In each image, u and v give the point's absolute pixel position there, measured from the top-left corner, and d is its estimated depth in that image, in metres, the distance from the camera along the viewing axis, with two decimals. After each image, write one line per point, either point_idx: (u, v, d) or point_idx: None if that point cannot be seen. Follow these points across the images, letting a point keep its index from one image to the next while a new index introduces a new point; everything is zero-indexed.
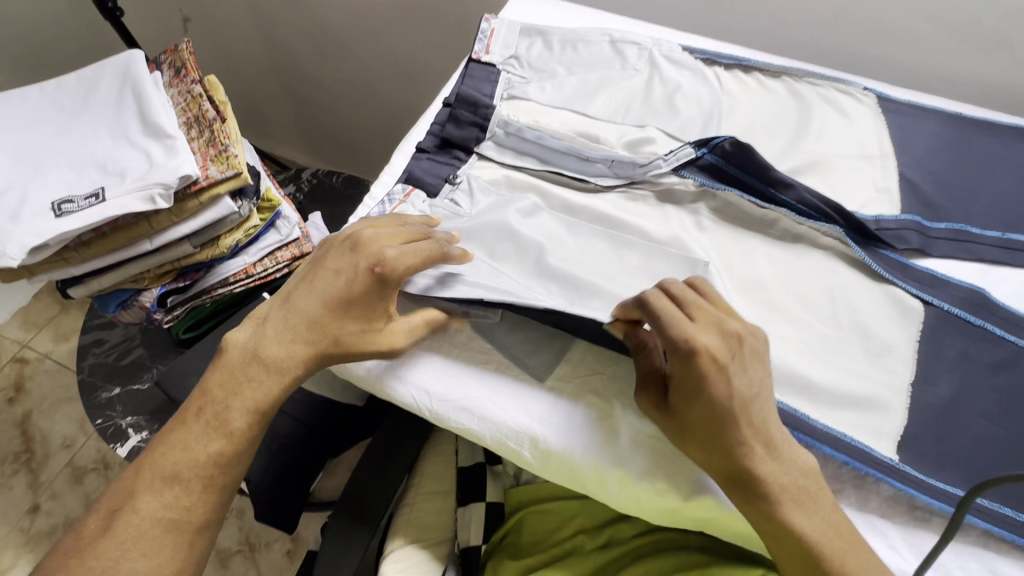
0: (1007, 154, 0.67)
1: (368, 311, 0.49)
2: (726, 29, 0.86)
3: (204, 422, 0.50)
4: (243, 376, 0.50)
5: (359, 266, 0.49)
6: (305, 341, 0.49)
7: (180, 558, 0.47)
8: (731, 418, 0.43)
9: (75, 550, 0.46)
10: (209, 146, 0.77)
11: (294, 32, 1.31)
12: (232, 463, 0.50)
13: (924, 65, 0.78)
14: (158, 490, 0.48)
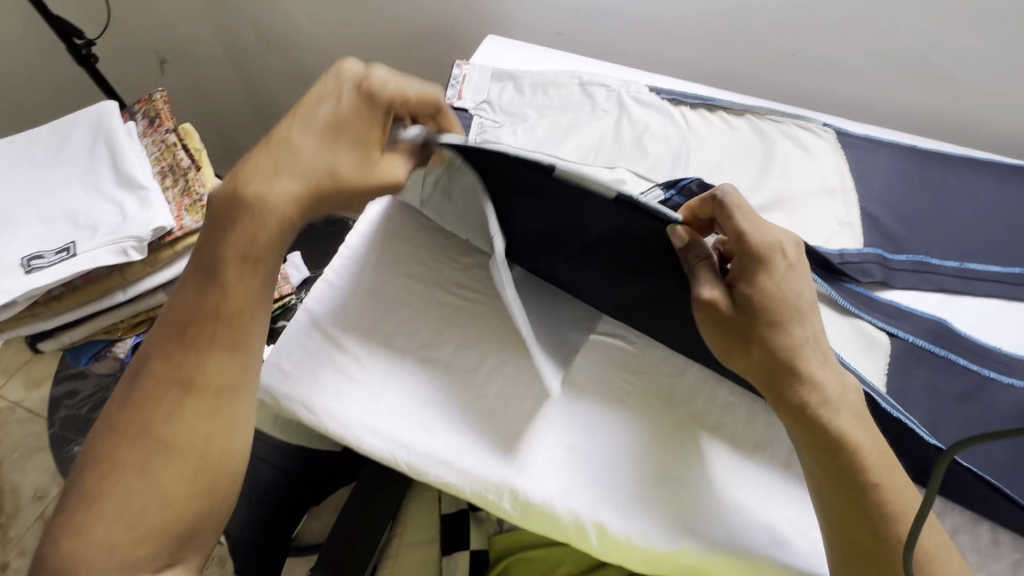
0: (960, 184, 0.70)
1: (367, 141, 0.51)
2: (692, 68, 0.89)
3: (204, 277, 0.48)
4: (233, 221, 0.48)
5: (347, 91, 0.50)
6: (298, 176, 0.48)
7: (214, 422, 0.46)
8: (796, 312, 0.47)
9: (107, 431, 0.45)
10: (184, 195, 0.76)
11: (271, 71, 1.32)
12: (243, 317, 0.48)
13: (879, 99, 0.82)
14: (175, 355, 0.47)
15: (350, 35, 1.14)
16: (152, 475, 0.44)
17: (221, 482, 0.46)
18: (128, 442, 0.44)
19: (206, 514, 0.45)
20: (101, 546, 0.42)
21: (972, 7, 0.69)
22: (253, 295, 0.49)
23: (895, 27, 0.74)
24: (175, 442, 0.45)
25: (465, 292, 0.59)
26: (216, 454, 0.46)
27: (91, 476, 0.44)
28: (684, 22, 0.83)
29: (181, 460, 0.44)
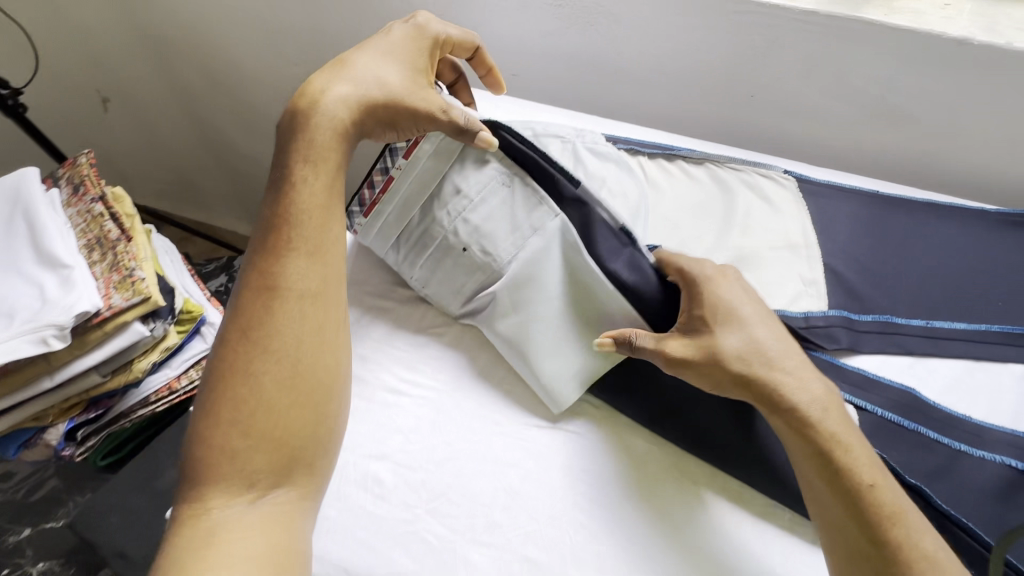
0: (925, 234, 0.68)
1: (416, 66, 0.56)
2: (650, 112, 0.86)
3: (286, 181, 0.50)
4: (301, 127, 0.51)
5: (408, 29, 0.58)
6: (354, 83, 0.52)
7: (306, 328, 0.47)
8: (752, 333, 0.48)
9: (223, 338, 0.47)
10: (112, 271, 0.71)
11: (220, 109, 1.25)
12: (318, 225, 0.50)
13: (840, 140, 0.80)
14: (275, 263, 0.48)
15: (300, 77, 1.09)
16: (260, 385, 0.45)
17: (319, 395, 0.47)
18: (235, 356, 0.46)
19: (311, 426, 0.46)
20: (223, 452, 0.43)
21: (930, 52, 0.67)
22: (321, 197, 0.50)
23: (854, 70, 0.72)
24: (275, 350, 0.46)
25: (411, 381, 0.55)
26: (310, 362, 0.47)
27: (214, 376, 0.46)
28: (639, 66, 0.81)
29: (280, 368, 0.45)
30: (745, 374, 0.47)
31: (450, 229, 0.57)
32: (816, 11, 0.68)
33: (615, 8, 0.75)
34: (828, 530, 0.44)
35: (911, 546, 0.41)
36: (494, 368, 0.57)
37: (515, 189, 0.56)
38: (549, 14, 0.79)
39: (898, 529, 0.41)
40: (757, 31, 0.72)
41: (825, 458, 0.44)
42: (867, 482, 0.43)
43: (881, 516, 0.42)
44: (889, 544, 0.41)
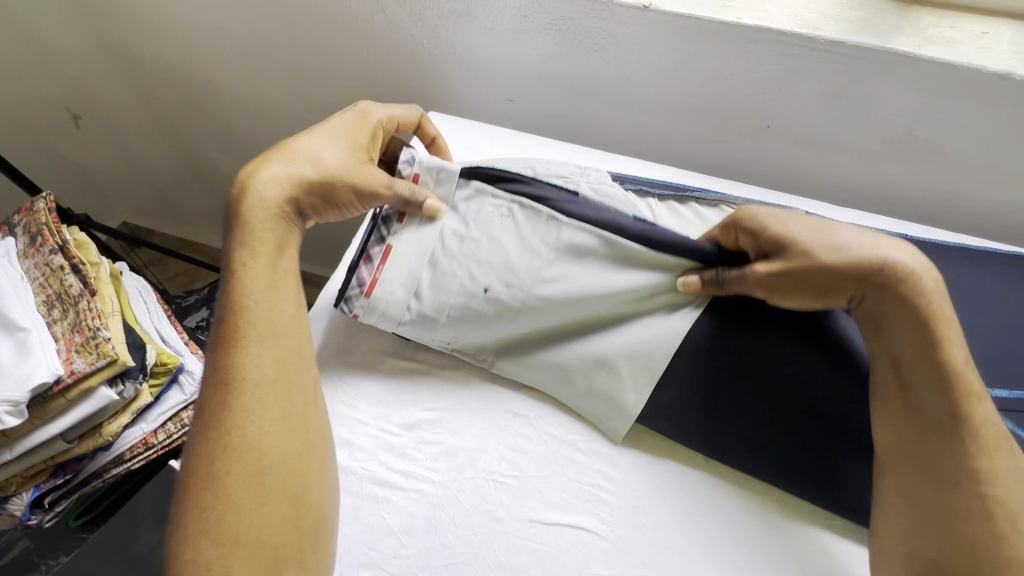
0: (958, 284, 0.63)
1: (359, 142, 0.52)
2: (658, 141, 0.80)
3: (232, 271, 0.47)
4: (238, 211, 0.47)
5: (351, 114, 0.55)
6: (287, 167, 0.49)
7: (268, 417, 0.44)
8: (829, 235, 0.46)
9: (189, 446, 0.44)
10: (75, 331, 0.65)
11: (197, 129, 1.17)
12: (267, 307, 0.46)
13: (863, 174, 0.74)
14: (226, 359, 0.45)
15: (277, 97, 1.00)
16: (226, 488, 0.42)
17: (293, 482, 0.44)
18: (198, 463, 0.42)
19: (286, 518, 0.43)
20: (198, 567, 0.40)
21: (967, 85, 0.61)
22: (270, 282, 0.47)
23: (882, 102, 0.66)
24: (237, 446, 0.43)
25: (403, 473, 0.50)
26: (277, 454, 0.44)
27: (182, 488, 0.43)
28: (646, 93, 0.74)
29: (244, 464, 0.42)
30: (845, 260, 0.44)
31: (463, 276, 0.53)
32: (842, 41, 0.62)
33: (620, 32, 0.68)
34: (911, 409, 0.43)
35: (987, 424, 0.42)
36: (494, 450, 0.51)
37: (518, 214, 0.54)
38: (548, 38, 0.72)
39: (980, 410, 0.42)
40: (777, 61, 0.66)
41: (932, 334, 0.42)
42: (964, 361, 0.42)
43: (974, 396, 0.41)
44: (974, 424, 0.41)
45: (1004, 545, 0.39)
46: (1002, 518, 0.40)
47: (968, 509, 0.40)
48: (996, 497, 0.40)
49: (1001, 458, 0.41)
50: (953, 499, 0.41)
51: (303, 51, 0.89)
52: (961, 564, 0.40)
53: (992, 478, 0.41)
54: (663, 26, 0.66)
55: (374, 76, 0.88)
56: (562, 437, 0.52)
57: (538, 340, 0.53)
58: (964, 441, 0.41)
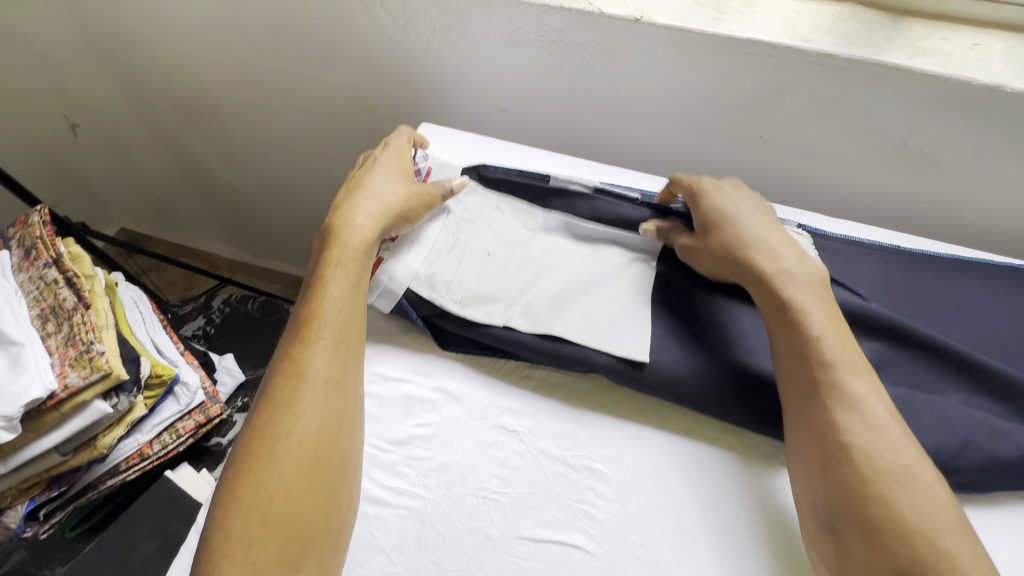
0: (951, 295, 0.63)
1: (410, 173, 0.60)
2: (652, 150, 0.80)
3: (318, 275, 0.52)
4: (330, 233, 0.53)
5: (390, 148, 0.61)
6: (375, 205, 0.55)
7: (325, 414, 0.46)
8: (743, 219, 0.55)
9: (248, 429, 0.47)
10: (69, 344, 0.65)
11: (193, 136, 1.17)
12: (344, 313, 0.50)
13: (857, 182, 0.74)
14: (302, 352, 0.48)
15: (273, 106, 1.01)
16: (280, 470, 0.44)
17: (337, 478, 0.45)
18: (255, 445, 0.45)
19: (325, 512, 0.44)
20: (238, 544, 0.41)
21: (959, 97, 0.61)
22: (347, 290, 0.51)
23: (875, 113, 0.66)
24: (295, 432, 0.45)
25: (394, 489, 0.50)
26: (331, 450, 0.45)
27: (237, 465, 0.45)
28: (640, 103, 0.74)
29: (301, 451, 0.44)
30: (753, 245, 0.53)
31: (471, 242, 0.60)
32: (835, 54, 0.62)
33: (612, 44, 0.68)
34: (784, 380, 0.49)
35: (844, 389, 0.45)
36: (484, 466, 0.51)
37: (505, 203, 0.63)
38: (541, 49, 0.72)
39: (838, 373, 0.46)
40: (769, 72, 0.65)
41: (786, 312, 0.49)
42: (814, 331, 0.47)
43: (823, 362, 0.46)
44: (830, 386, 0.45)
45: (867, 487, 0.41)
46: (864, 464, 0.42)
47: (834, 458, 0.43)
48: (852, 445, 0.43)
49: (855, 412, 0.44)
50: (824, 453, 0.44)
51: (298, 61, 0.89)
52: (841, 509, 0.42)
53: (849, 430, 0.44)
54: (656, 38, 0.65)
55: (369, 86, 0.88)
56: (553, 452, 0.52)
57: (543, 305, 0.56)
58: (822, 399, 0.45)
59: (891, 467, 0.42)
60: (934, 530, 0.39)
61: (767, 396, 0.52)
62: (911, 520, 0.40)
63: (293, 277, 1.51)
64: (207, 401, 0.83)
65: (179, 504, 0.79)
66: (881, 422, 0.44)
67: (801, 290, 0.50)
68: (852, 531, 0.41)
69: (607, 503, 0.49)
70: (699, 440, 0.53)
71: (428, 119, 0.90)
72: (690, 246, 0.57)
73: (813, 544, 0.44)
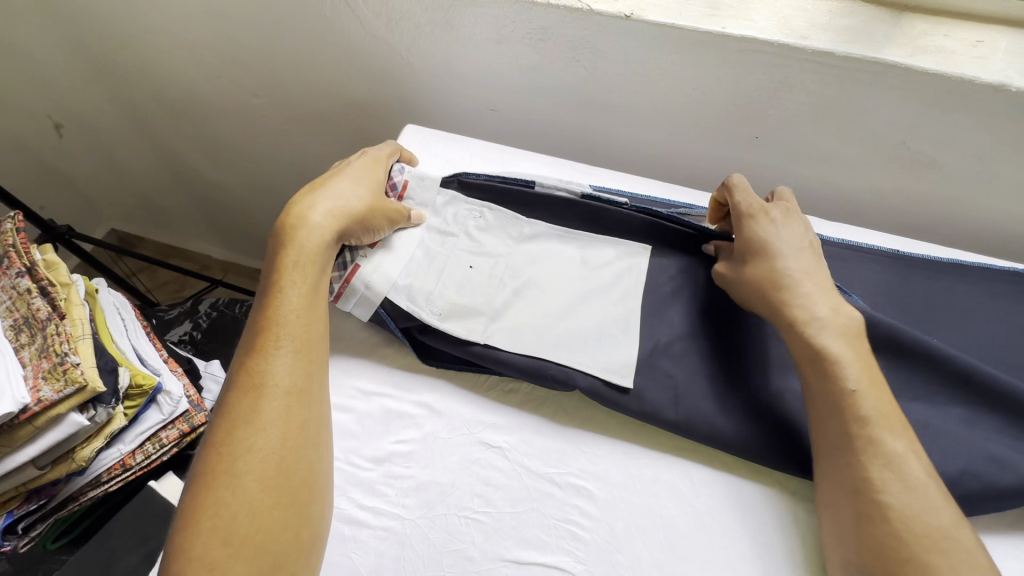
0: (951, 301, 0.61)
1: (379, 181, 0.57)
2: (643, 150, 0.78)
3: (272, 282, 0.49)
4: (285, 237, 0.51)
5: (364, 155, 0.59)
6: (333, 205, 0.52)
7: (287, 425, 0.44)
8: (801, 260, 0.53)
9: (206, 448, 0.44)
10: (42, 356, 0.63)
11: (178, 136, 1.15)
12: (303, 320, 0.48)
13: (854, 183, 0.72)
14: (257, 364, 0.46)
15: (257, 106, 0.98)
16: (242, 487, 0.41)
17: (302, 491, 0.43)
18: (215, 464, 0.42)
19: (292, 527, 0.42)
20: (202, 567, 0.39)
21: (960, 96, 0.59)
22: (305, 298, 0.49)
23: (873, 113, 0.64)
24: (256, 448, 0.43)
25: (373, 509, 0.48)
26: (294, 461, 0.44)
27: (195, 486, 0.42)
28: (631, 102, 0.72)
29: (264, 466, 0.43)
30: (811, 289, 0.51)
31: (452, 253, 0.57)
32: (832, 51, 0.59)
33: (601, 42, 0.65)
34: (817, 429, 0.47)
35: (885, 445, 0.43)
36: (467, 484, 0.49)
37: (485, 211, 0.60)
38: (527, 47, 0.69)
39: (873, 428, 0.44)
40: (763, 71, 0.63)
41: (820, 363, 0.47)
42: (851, 387, 0.45)
43: (859, 416, 0.44)
44: (866, 441, 0.43)
45: (904, 550, 0.40)
46: (900, 525, 0.40)
47: (867, 515, 0.42)
48: (888, 504, 0.41)
49: (892, 471, 0.42)
50: (857, 510, 0.42)
51: (281, 60, 0.87)
52: (873, 570, 0.40)
53: (883, 488, 0.42)
54: (647, 36, 0.63)
55: (354, 85, 0.86)
56: (537, 470, 0.50)
57: (527, 322, 0.55)
58: (856, 454, 0.43)
59: (929, 529, 0.40)
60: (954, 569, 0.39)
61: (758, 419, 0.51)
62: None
63: None
64: (192, 410, 0.81)
65: (162, 514, 0.77)
66: (918, 480, 0.42)
67: (835, 338, 0.48)
68: None
69: (593, 523, 0.48)
70: (689, 455, 0.52)
71: (415, 118, 0.87)
72: (738, 279, 0.54)
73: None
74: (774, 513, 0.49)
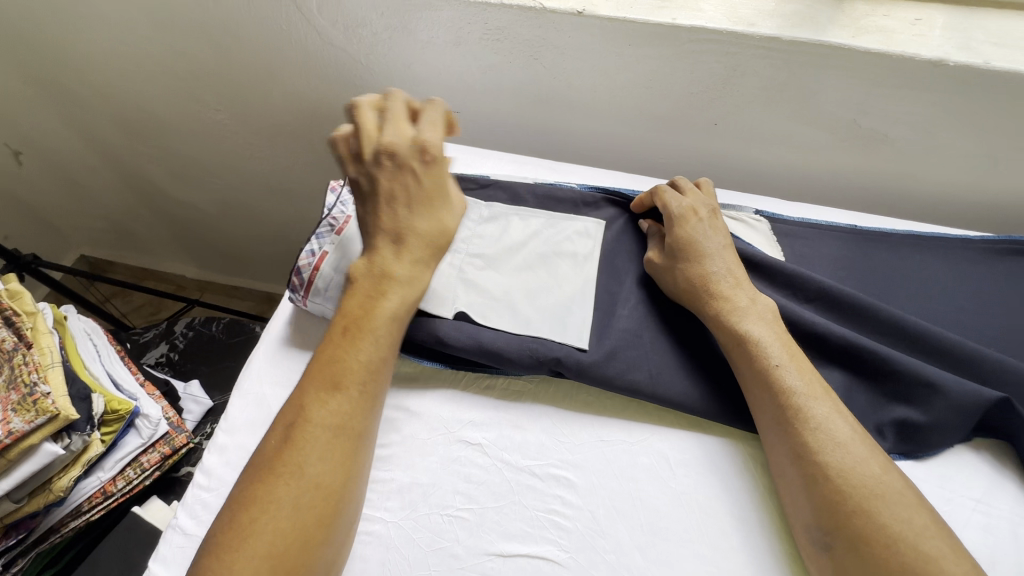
0: (908, 270, 0.63)
1: (449, 200, 0.53)
2: (608, 143, 0.79)
3: (358, 321, 0.47)
4: (378, 278, 0.49)
5: (422, 170, 0.51)
6: (420, 254, 0.51)
7: (349, 466, 0.43)
8: (720, 252, 0.56)
9: (256, 471, 0.42)
10: (11, 389, 0.62)
11: (142, 157, 1.13)
12: (380, 365, 0.47)
13: (814, 163, 0.74)
14: (330, 399, 0.44)
15: (221, 122, 0.97)
16: (300, 521, 0.40)
17: (343, 532, 0.43)
18: (266, 489, 0.40)
19: (329, 566, 0.41)
20: None
21: (904, 74, 0.61)
22: (384, 340, 0.48)
23: (826, 93, 0.65)
24: (321, 483, 0.41)
25: None
26: (345, 502, 0.43)
27: (244, 510, 0.40)
28: (591, 97, 0.73)
29: (319, 501, 0.41)
30: (733, 282, 0.54)
31: None
32: (778, 37, 0.61)
33: (557, 38, 0.66)
34: (757, 407, 0.49)
35: (812, 410, 0.46)
36: (448, 483, 0.49)
37: None
38: (485, 48, 0.70)
39: (800, 398, 0.46)
40: (716, 59, 0.64)
41: (743, 347, 0.50)
42: (774, 362, 0.48)
43: (785, 388, 0.47)
44: (796, 410, 0.46)
45: (846, 502, 0.41)
46: (838, 480, 0.42)
47: (812, 478, 0.43)
48: (827, 462, 0.43)
49: (823, 431, 0.44)
50: (803, 475, 0.44)
51: (241, 74, 0.86)
52: (831, 529, 0.41)
53: (820, 450, 0.44)
54: (600, 32, 0.64)
55: (317, 96, 0.86)
56: (517, 463, 0.51)
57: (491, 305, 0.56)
58: (792, 424, 0.46)
59: (868, 481, 0.42)
60: (917, 535, 0.39)
61: (709, 388, 0.53)
62: (893, 528, 0.39)
63: (263, 293, 1.48)
64: (172, 432, 0.80)
65: (147, 539, 0.75)
66: (847, 437, 0.44)
67: (757, 323, 0.51)
68: (843, 549, 0.41)
69: (576, 511, 0.48)
70: (664, 439, 0.53)
71: None
72: (668, 276, 0.57)
73: (811, 564, 0.44)
74: (749, 487, 0.50)
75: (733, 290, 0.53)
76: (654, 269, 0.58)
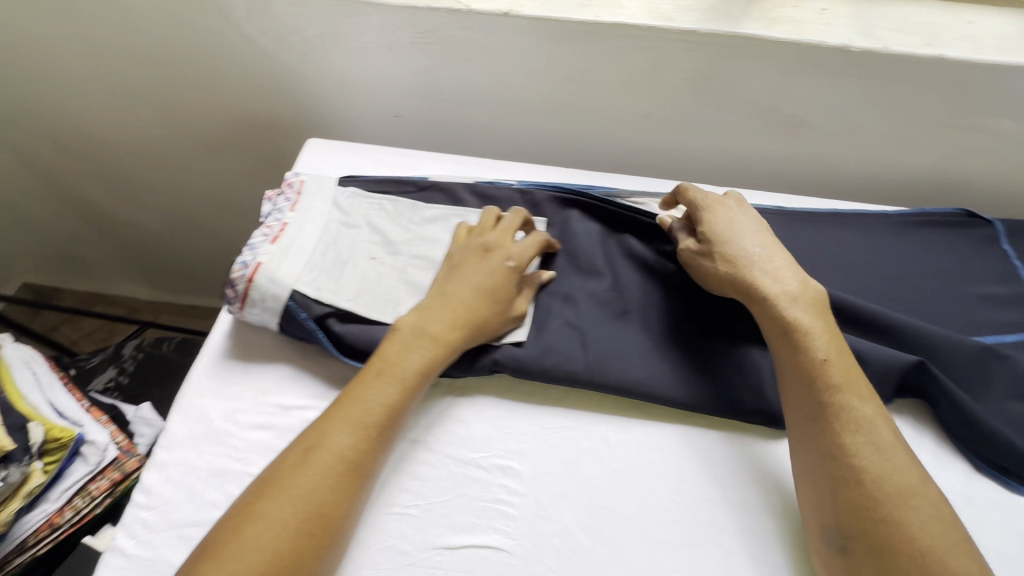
0: (832, 247, 0.66)
1: (504, 298, 0.54)
2: (547, 140, 0.80)
3: (401, 375, 0.48)
4: (413, 332, 0.50)
5: (497, 265, 0.55)
6: (455, 325, 0.51)
7: (353, 509, 0.43)
8: (751, 237, 0.57)
9: (259, 489, 0.42)
10: None
11: (80, 177, 1.09)
12: (401, 419, 0.48)
13: (742, 150, 0.77)
14: (357, 439, 0.45)
15: (160, 137, 0.95)
16: (296, 552, 0.39)
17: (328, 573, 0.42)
18: (279, 515, 0.40)
19: None
20: None
21: (813, 60, 0.65)
22: (412, 394, 0.48)
23: (746, 82, 0.68)
24: (325, 515, 0.41)
25: None
26: (337, 543, 0.42)
27: (236, 533, 0.40)
28: (526, 96, 0.74)
29: (319, 537, 0.41)
30: (769, 263, 0.55)
31: (352, 246, 0.60)
32: (694, 30, 0.64)
33: (486, 40, 0.68)
34: (786, 402, 0.49)
35: (853, 410, 0.46)
36: (393, 481, 0.50)
37: (386, 206, 0.64)
38: (418, 52, 0.71)
39: (843, 398, 0.47)
40: (641, 53, 0.67)
41: (789, 337, 0.50)
42: (821, 356, 0.48)
43: (829, 384, 0.47)
44: (837, 409, 0.46)
45: (878, 511, 0.42)
46: (873, 486, 0.43)
47: (844, 479, 0.44)
48: (862, 467, 0.44)
49: (863, 434, 0.45)
50: (833, 476, 0.44)
51: (175, 87, 0.85)
52: (853, 530, 0.42)
53: (857, 453, 0.44)
54: (527, 32, 0.66)
55: (256, 107, 0.85)
56: (463, 457, 0.51)
57: None
58: (832, 423, 0.46)
59: (898, 488, 0.43)
60: (941, 546, 0.41)
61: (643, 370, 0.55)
62: (922, 539, 0.41)
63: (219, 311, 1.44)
64: (122, 456, 0.77)
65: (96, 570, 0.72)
66: (888, 445, 0.45)
67: (802, 309, 0.51)
68: (862, 551, 0.42)
69: (521, 498, 0.49)
70: (606, 423, 0.54)
71: (322, 132, 0.87)
72: (701, 260, 0.56)
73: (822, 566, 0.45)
74: (687, 463, 0.52)
75: (773, 270, 0.54)
76: (687, 254, 0.58)
